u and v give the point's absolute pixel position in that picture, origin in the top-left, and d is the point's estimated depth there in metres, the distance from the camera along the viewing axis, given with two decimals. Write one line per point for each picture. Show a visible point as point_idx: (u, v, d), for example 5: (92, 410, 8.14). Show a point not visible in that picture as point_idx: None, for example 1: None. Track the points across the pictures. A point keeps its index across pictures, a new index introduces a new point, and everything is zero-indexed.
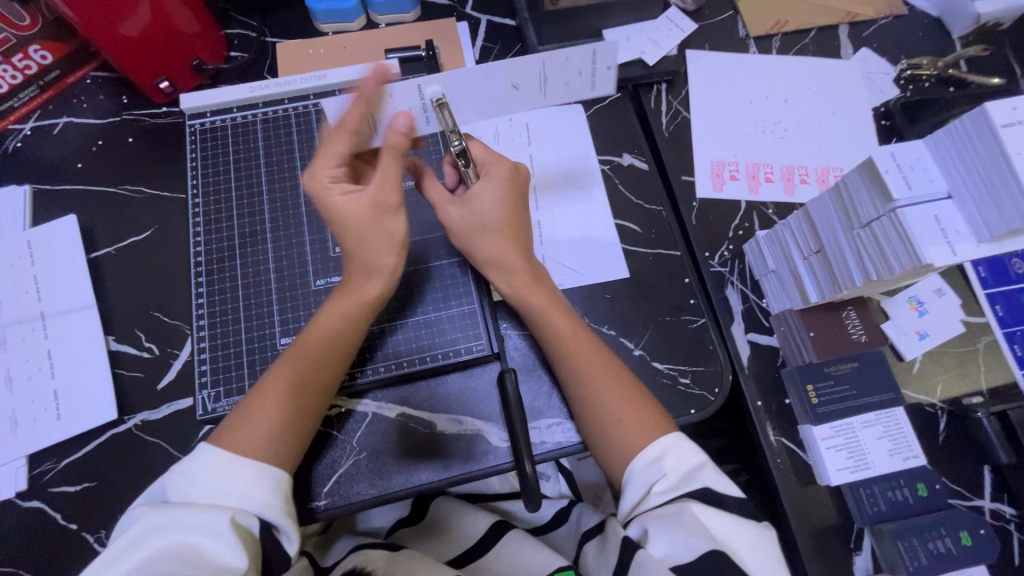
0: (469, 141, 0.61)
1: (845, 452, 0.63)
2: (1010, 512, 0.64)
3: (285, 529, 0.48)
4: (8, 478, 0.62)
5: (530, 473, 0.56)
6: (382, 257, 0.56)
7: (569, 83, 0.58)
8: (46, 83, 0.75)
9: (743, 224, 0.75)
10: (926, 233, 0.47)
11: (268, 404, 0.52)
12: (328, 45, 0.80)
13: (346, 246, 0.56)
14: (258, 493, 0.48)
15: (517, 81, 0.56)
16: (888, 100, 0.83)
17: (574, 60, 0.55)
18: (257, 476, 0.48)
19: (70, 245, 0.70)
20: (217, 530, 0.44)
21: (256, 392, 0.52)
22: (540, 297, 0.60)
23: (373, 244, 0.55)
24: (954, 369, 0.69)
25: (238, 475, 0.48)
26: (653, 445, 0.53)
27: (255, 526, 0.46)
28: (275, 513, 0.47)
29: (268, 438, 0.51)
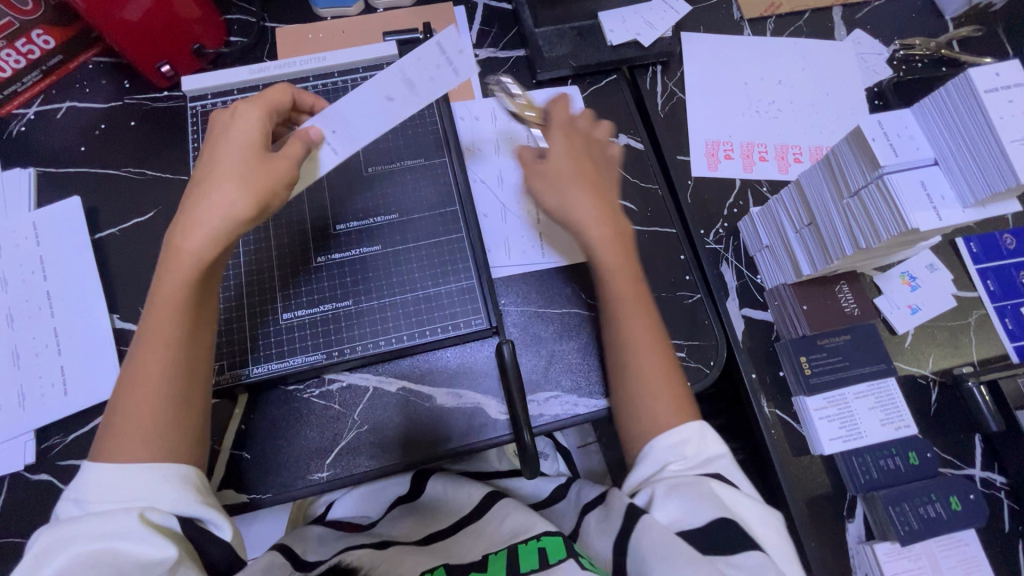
0: (555, 106, 0.68)
1: (837, 422, 0.64)
2: (1000, 480, 0.66)
3: (209, 519, 0.46)
4: (16, 453, 0.63)
5: (529, 442, 0.59)
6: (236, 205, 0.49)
7: (433, 77, 0.54)
8: (49, 68, 0.76)
9: (738, 203, 0.76)
10: (913, 199, 0.48)
11: (138, 400, 0.47)
12: (327, 29, 0.81)
13: (196, 210, 0.50)
14: (165, 490, 0.45)
15: (390, 94, 0.55)
16: (881, 81, 0.83)
17: (435, 77, 0.54)
18: (153, 477, 0.45)
19: (73, 225, 0.71)
20: (133, 534, 0.42)
21: (123, 390, 0.48)
22: (618, 262, 0.61)
23: (225, 193, 0.49)
24: (946, 342, 0.70)
25: (129, 483, 0.44)
26: (680, 429, 0.53)
27: (176, 524, 0.44)
28: (192, 505, 0.46)
29: (147, 435, 0.46)
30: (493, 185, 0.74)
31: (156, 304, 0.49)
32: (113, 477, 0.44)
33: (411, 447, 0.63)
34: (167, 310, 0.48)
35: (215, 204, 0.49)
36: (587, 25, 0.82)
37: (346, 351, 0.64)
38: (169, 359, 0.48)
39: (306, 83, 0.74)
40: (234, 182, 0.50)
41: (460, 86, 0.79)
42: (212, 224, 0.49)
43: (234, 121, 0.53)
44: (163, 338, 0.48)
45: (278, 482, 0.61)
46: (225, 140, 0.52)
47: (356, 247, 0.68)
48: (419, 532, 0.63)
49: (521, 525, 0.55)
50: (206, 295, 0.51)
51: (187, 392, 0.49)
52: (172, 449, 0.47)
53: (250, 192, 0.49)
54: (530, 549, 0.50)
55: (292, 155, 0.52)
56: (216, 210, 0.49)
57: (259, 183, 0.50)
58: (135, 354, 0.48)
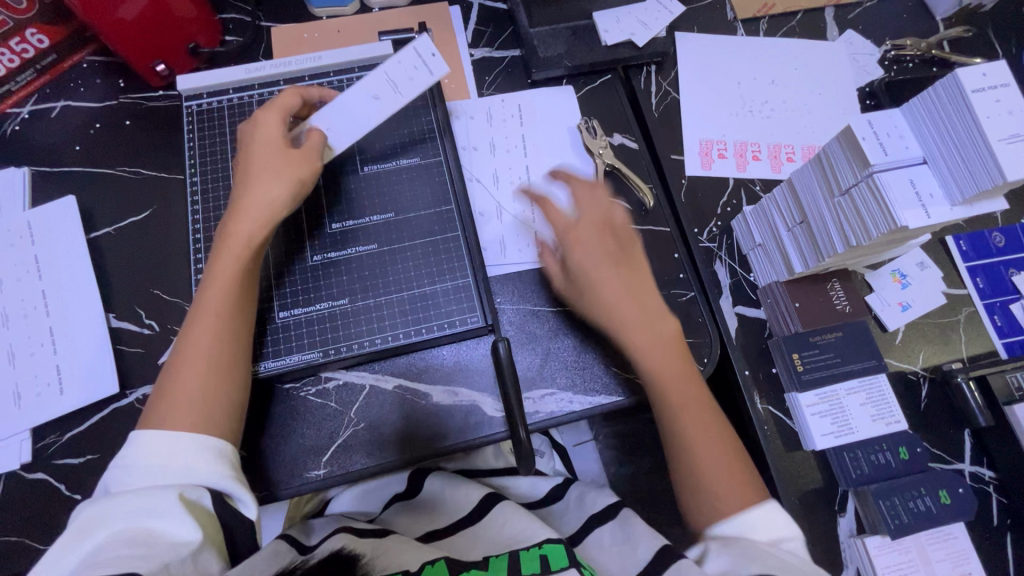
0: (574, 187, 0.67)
1: (829, 418, 0.65)
2: (988, 475, 0.67)
3: (240, 496, 0.49)
4: (12, 451, 0.63)
5: (524, 439, 0.58)
6: (276, 192, 0.58)
7: (413, 78, 0.65)
8: (43, 67, 0.76)
9: (731, 202, 0.77)
10: (902, 197, 0.49)
11: (192, 366, 0.52)
12: (323, 29, 0.82)
13: (243, 199, 0.58)
14: (201, 465, 0.48)
15: (378, 94, 0.65)
16: (873, 81, 0.84)
17: (415, 74, 0.65)
18: (194, 448, 0.48)
19: (68, 225, 0.71)
20: (170, 507, 0.44)
21: (179, 357, 0.52)
22: (646, 338, 0.60)
23: (268, 182, 0.58)
24: (936, 339, 0.71)
25: (177, 450, 0.47)
26: (746, 512, 0.52)
27: (209, 501, 0.47)
28: (225, 482, 0.48)
29: (190, 399, 0.50)
30: (489, 184, 0.75)
31: (212, 278, 0.55)
32: (160, 444, 0.47)
33: (409, 444, 0.64)
34: (224, 283, 0.55)
35: (264, 194, 0.58)
36: (582, 25, 0.82)
37: (343, 349, 0.64)
38: (222, 327, 0.54)
39: (302, 82, 0.75)
40: (278, 174, 0.58)
41: (456, 86, 0.80)
42: (263, 208, 0.57)
43: (261, 127, 0.61)
44: (218, 308, 0.54)
45: (276, 480, 0.61)
46: (258, 140, 0.60)
47: (352, 245, 0.68)
48: (416, 530, 0.64)
49: (523, 532, 0.56)
50: (253, 274, 0.58)
51: (236, 359, 0.54)
52: (217, 415, 0.51)
53: (290, 181, 0.59)
54: (531, 556, 0.51)
55: (315, 147, 0.61)
56: (263, 199, 0.58)
57: (292, 173, 0.59)
58: (189, 325, 0.54)
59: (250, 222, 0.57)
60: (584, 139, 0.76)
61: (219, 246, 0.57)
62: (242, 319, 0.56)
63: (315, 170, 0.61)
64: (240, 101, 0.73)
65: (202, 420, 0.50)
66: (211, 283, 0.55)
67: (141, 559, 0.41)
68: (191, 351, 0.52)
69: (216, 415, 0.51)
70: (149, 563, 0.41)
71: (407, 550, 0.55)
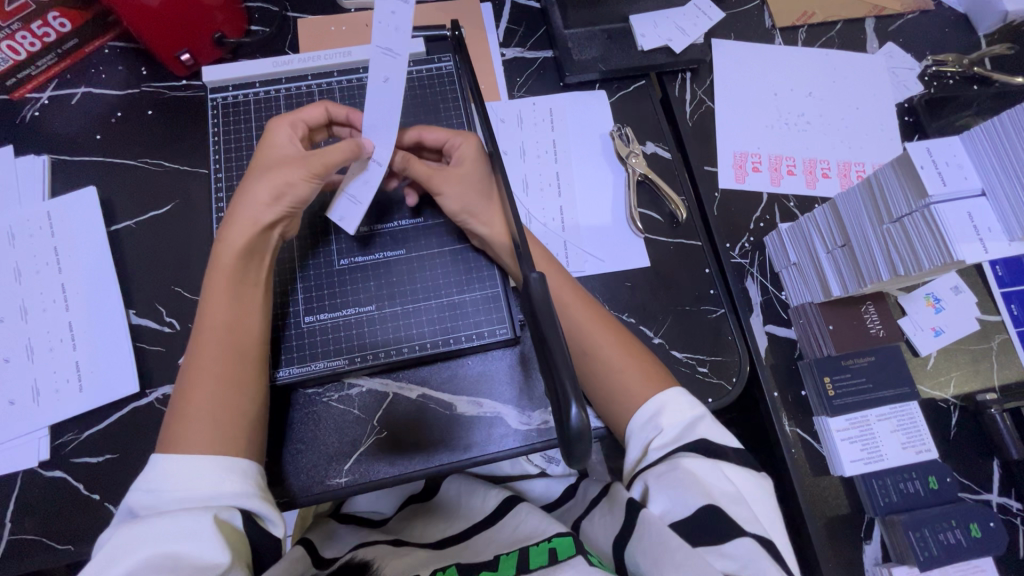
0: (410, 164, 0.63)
1: (858, 444, 0.65)
2: (1016, 506, 0.67)
3: (268, 516, 0.48)
4: (30, 448, 0.62)
5: (577, 416, 0.36)
6: (267, 201, 0.56)
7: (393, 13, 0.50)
8: (64, 52, 0.74)
9: (764, 216, 0.76)
10: (959, 230, 0.48)
11: (201, 388, 0.51)
12: (351, 23, 0.79)
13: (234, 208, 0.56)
14: (227, 488, 0.47)
15: (388, 75, 0.53)
16: (912, 96, 0.82)
17: (397, 23, 0.50)
18: (219, 468, 0.48)
19: (89, 217, 0.69)
20: (198, 528, 0.43)
21: (186, 369, 0.53)
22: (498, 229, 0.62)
23: (257, 189, 0.56)
24: (968, 366, 0.70)
25: (201, 477, 0.47)
26: (649, 403, 0.53)
27: (238, 520, 0.47)
28: (254, 503, 0.48)
29: (203, 423, 0.50)
30: (518, 190, 0.73)
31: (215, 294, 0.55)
32: (183, 469, 0.47)
33: (432, 454, 0.63)
34: (225, 296, 0.55)
35: (252, 205, 0.56)
36: (617, 28, 0.80)
37: (368, 357, 0.63)
38: (229, 340, 0.54)
39: (330, 78, 0.73)
40: (264, 181, 0.57)
41: (487, 86, 0.77)
42: (257, 219, 0.56)
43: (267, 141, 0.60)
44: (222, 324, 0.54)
45: (297, 486, 0.61)
46: (264, 149, 0.60)
47: (381, 250, 0.67)
48: (430, 535, 0.62)
49: (536, 528, 0.54)
50: (253, 283, 0.57)
51: (244, 374, 0.53)
52: (238, 434, 0.51)
53: (279, 185, 0.56)
54: (541, 550, 0.49)
55: (332, 157, 0.56)
56: (254, 207, 0.56)
57: (280, 177, 0.56)
58: (199, 339, 0.53)
59: (246, 232, 0.56)
60: (616, 146, 0.75)
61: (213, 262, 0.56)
62: (247, 333, 0.55)
63: (309, 173, 0.57)
64: (266, 95, 0.71)
65: (218, 436, 0.49)
66: (214, 298, 0.55)
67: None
68: (199, 366, 0.52)
69: (226, 425, 0.50)
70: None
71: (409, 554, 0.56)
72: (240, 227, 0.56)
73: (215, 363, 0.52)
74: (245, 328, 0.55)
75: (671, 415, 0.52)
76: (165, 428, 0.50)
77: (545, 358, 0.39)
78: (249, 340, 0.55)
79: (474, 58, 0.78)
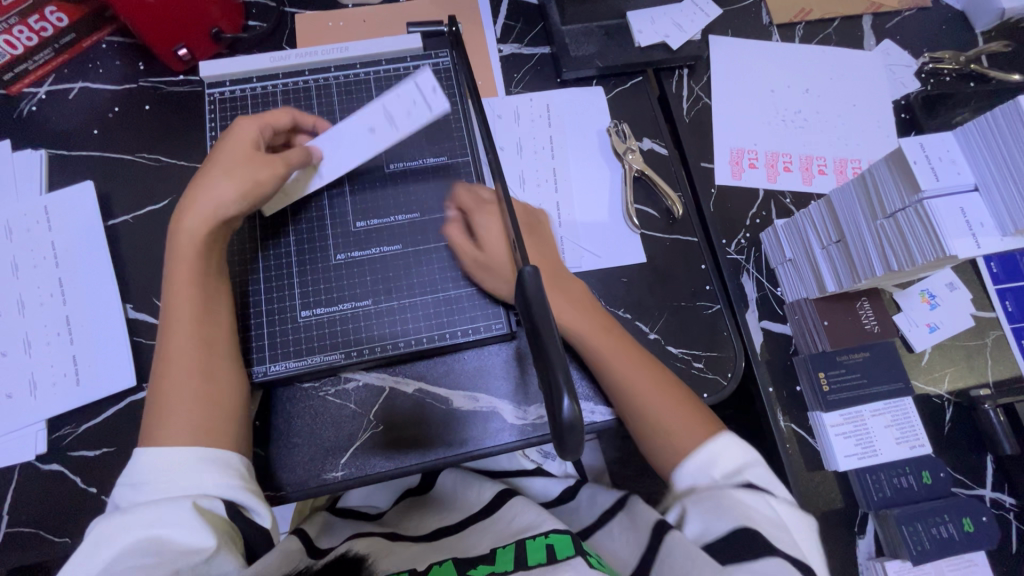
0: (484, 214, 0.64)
1: (853, 439, 0.65)
2: (1009, 502, 0.67)
3: (253, 505, 0.49)
4: (27, 441, 0.62)
5: (568, 408, 0.36)
6: (225, 191, 0.56)
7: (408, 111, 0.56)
8: (61, 46, 0.74)
9: (761, 213, 0.76)
10: (952, 225, 0.48)
11: (174, 384, 0.51)
12: (348, 18, 0.79)
13: (188, 201, 0.56)
14: (210, 479, 0.47)
15: (373, 126, 0.60)
16: (909, 94, 0.82)
17: (411, 110, 0.56)
18: (201, 459, 0.48)
19: (86, 211, 0.69)
20: (179, 516, 0.44)
21: (155, 368, 0.53)
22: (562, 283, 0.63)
23: (216, 182, 0.56)
24: (963, 362, 0.70)
25: (185, 467, 0.47)
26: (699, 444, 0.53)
27: (221, 509, 0.47)
28: (238, 493, 0.48)
29: (178, 417, 0.50)
30: (515, 185, 0.73)
31: (173, 289, 0.55)
32: (165, 460, 0.47)
33: (428, 448, 0.63)
34: (182, 289, 0.55)
35: (210, 198, 0.56)
36: (615, 25, 0.80)
37: (364, 351, 0.63)
38: (190, 331, 0.54)
39: (327, 73, 0.73)
40: (225, 175, 0.56)
41: (485, 82, 0.77)
42: (216, 211, 0.56)
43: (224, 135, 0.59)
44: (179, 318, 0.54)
45: (293, 479, 0.61)
46: (223, 141, 0.59)
47: (377, 245, 0.67)
48: (425, 526, 0.63)
49: (531, 523, 0.55)
50: (213, 275, 0.57)
51: (215, 365, 0.54)
52: (217, 424, 0.51)
53: (241, 177, 0.57)
54: (539, 546, 0.50)
55: (292, 157, 0.60)
56: (213, 200, 0.56)
57: (240, 171, 0.57)
58: (163, 335, 0.54)
59: (203, 224, 0.56)
60: (613, 142, 0.75)
61: (171, 258, 0.56)
62: (206, 323, 0.55)
63: (276, 169, 0.58)
64: (263, 91, 0.71)
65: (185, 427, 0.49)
66: (173, 295, 0.55)
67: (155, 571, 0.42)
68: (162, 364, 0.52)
69: (191, 415, 0.50)
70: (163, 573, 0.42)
71: (406, 550, 0.57)
72: (199, 219, 0.56)
73: (176, 358, 0.52)
74: (211, 318, 0.55)
75: (719, 459, 0.51)
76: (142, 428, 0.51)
77: (539, 354, 0.39)
78: (209, 331, 0.55)
79: (471, 54, 0.78)
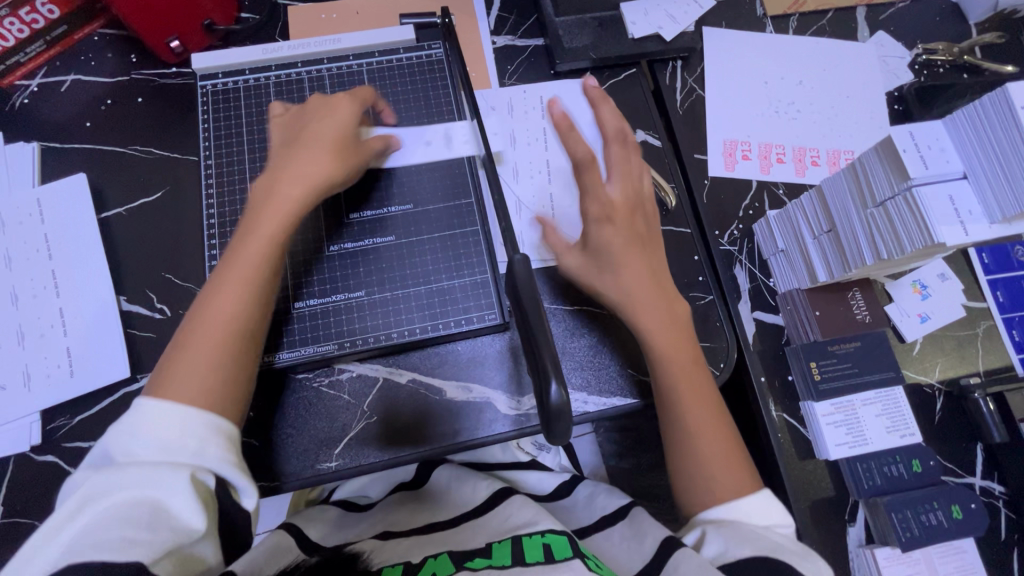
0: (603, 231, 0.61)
1: (843, 428, 0.65)
2: (999, 490, 0.68)
3: (242, 485, 0.47)
4: (22, 432, 0.62)
5: (557, 395, 0.37)
6: (327, 164, 0.58)
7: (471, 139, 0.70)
8: (53, 39, 0.74)
9: (754, 204, 0.76)
10: (941, 213, 0.48)
11: (209, 339, 0.50)
12: (341, 10, 0.79)
13: (289, 161, 0.57)
14: (207, 450, 0.46)
15: (430, 140, 0.70)
16: (902, 85, 0.82)
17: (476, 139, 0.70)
18: (204, 431, 0.46)
19: (78, 204, 0.69)
20: (176, 494, 0.42)
21: (199, 313, 0.51)
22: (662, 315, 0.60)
23: (322, 154, 0.58)
24: (953, 352, 0.71)
25: (183, 431, 0.45)
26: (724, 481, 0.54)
27: (213, 484, 0.45)
28: (230, 469, 0.46)
29: (213, 376, 0.49)
30: (508, 176, 0.73)
31: (250, 235, 0.54)
32: (166, 418, 0.46)
33: (422, 438, 0.63)
34: (265, 239, 0.54)
35: (314, 167, 0.57)
36: (608, 16, 0.80)
37: (358, 342, 0.63)
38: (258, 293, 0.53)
39: (320, 65, 0.72)
40: (330, 151, 0.58)
41: (478, 74, 0.77)
42: (315, 180, 0.57)
43: (325, 110, 0.61)
44: (248, 270, 0.53)
45: (287, 470, 0.61)
46: (320, 117, 0.61)
47: (370, 236, 0.66)
48: (417, 520, 0.64)
49: (528, 521, 0.57)
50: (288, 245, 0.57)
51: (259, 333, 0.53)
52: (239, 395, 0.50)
53: (341, 159, 0.59)
54: (535, 544, 0.52)
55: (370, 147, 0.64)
56: (316, 170, 0.57)
57: (342, 152, 0.60)
58: (219, 280, 0.52)
59: (302, 190, 0.56)
60: None
61: (259, 209, 0.55)
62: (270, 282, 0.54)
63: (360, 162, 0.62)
64: (256, 83, 0.71)
65: (215, 386, 0.49)
66: (249, 242, 0.54)
67: (144, 543, 0.42)
68: (206, 308, 0.51)
69: (219, 374, 0.49)
70: (153, 550, 0.42)
71: (403, 544, 0.58)
72: (297, 184, 0.56)
73: (228, 309, 0.51)
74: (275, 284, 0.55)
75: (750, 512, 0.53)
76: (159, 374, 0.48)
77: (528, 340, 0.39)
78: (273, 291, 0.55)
79: (464, 46, 0.78)
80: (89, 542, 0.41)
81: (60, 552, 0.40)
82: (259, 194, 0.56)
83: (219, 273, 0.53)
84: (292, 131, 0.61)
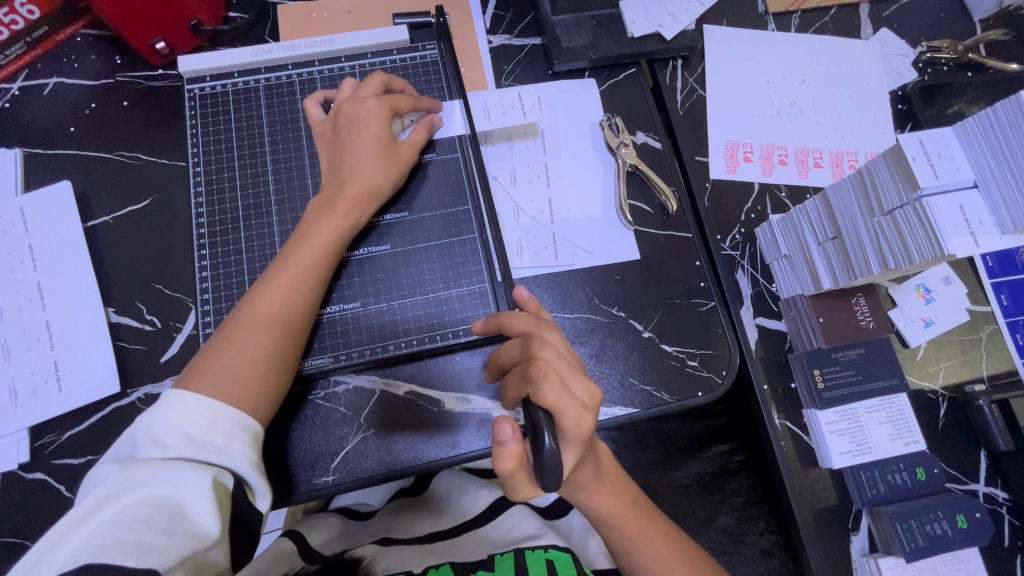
0: (551, 409, 0.45)
1: (847, 436, 0.65)
2: (1003, 496, 0.68)
3: (257, 487, 0.48)
4: (9, 450, 0.61)
5: (549, 451, 0.42)
6: (378, 175, 0.60)
7: (507, 114, 0.74)
8: (33, 40, 0.71)
9: (756, 208, 0.75)
10: (952, 224, 0.47)
11: (252, 339, 0.52)
12: (332, 8, 0.77)
13: (346, 171, 0.59)
14: (231, 453, 0.46)
15: (486, 108, 0.74)
16: (906, 84, 0.81)
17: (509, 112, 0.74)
18: (234, 428, 0.48)
19: (63, 213, 0.67)
20: (203, 494, 0.42)
21: (246, 312, 0.54)
22: (616, 484, 0.58)
23: (375, 165, 0.60)
24: (958, 357, 0.70)
25: (215, 429, 0.47)
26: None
27: (231, 483, 0.46)
28: (251, 470, 0.47)
29: (252, 377, 0.51)
30: (505, 180, 0.72)
31: (302, 244, 0.57)
32: (195, 410, 0.47)
33: (422, 453, 0.62)
34: (316, 251, 0.57)
35: (368, 178, 0.59)
36: (607, 14, 0.78)
37: (356, 354, 0.62)
38: (306, 300, 0.56)
39: (311, 67, 0.70)
40: (383, 163, 0.60)
41: (473, 75, 0.75)
42: (364, 192, 0.59)
43: (366, 116, 0.60)
44: (296, 279, 0.55)
45: (282, 484, 0.60)
46: (367, 122, 0.60)
47: (366, 245, 0.65)
48: (415, 528, 0.63)
49: (531, 532, 0.58)
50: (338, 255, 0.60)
51: (297, 336, 0.55)
52: (266, 396, 0.52)
53: (392, 171, 0.61)
54: (537, 559, 0.53)
55: (417, 141, 0.63)
56: (370, 182, 0.60)
57: (394, 164, 0.61)
58: (270, 282, 0.55)
59: (354, 201, 0.59)
60: (606, 136, 0.73)
61: (318, 217, 0.58)
62: (315, 291, 0.57)
63: (406, 168, 0.63)
64: (245, 86, 0.69)
65: (248, 385, 0.51)
66: (300, 251, 0.56)
67: (156, 553, 0.41)
68: (251, 309, 0.54)
69: (256, 374, 0.52)
70: (167, 558, 0.41)
71: (401, 548, 0.58)
72: (352, 196, 0.59)
73: (272, 312, 0.54)
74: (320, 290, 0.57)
75: None
76: (199, 363, 0.51)
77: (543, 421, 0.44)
78: (315, 302, 0.57)
79: (459, 46, 0.76)
80: (104, 546, 0.40)
81: (71, 555, 0.39)
82: (323, 200, 0.59)
83: (273, 274, 0.56)
84: (336, 133, 0.62)
